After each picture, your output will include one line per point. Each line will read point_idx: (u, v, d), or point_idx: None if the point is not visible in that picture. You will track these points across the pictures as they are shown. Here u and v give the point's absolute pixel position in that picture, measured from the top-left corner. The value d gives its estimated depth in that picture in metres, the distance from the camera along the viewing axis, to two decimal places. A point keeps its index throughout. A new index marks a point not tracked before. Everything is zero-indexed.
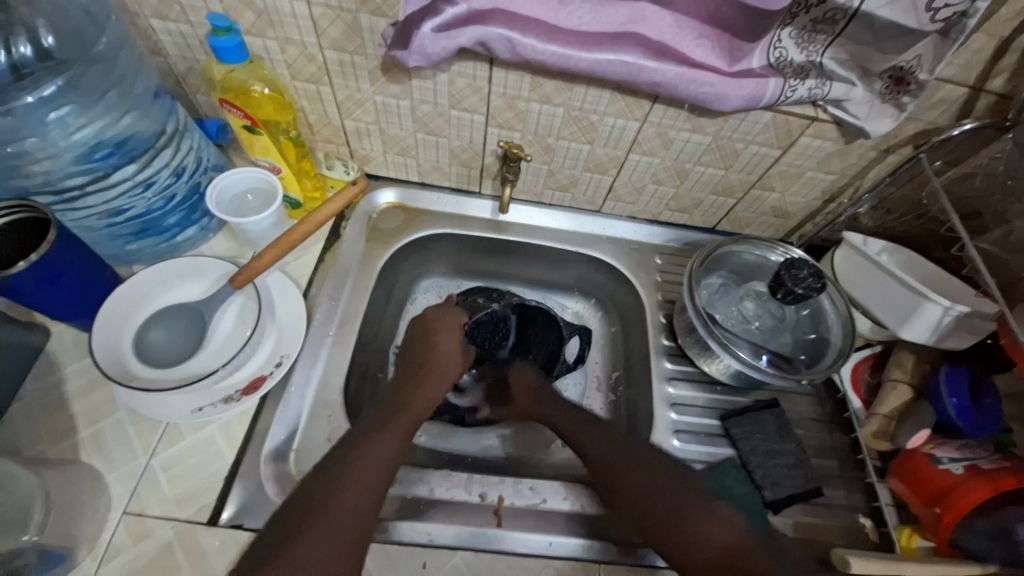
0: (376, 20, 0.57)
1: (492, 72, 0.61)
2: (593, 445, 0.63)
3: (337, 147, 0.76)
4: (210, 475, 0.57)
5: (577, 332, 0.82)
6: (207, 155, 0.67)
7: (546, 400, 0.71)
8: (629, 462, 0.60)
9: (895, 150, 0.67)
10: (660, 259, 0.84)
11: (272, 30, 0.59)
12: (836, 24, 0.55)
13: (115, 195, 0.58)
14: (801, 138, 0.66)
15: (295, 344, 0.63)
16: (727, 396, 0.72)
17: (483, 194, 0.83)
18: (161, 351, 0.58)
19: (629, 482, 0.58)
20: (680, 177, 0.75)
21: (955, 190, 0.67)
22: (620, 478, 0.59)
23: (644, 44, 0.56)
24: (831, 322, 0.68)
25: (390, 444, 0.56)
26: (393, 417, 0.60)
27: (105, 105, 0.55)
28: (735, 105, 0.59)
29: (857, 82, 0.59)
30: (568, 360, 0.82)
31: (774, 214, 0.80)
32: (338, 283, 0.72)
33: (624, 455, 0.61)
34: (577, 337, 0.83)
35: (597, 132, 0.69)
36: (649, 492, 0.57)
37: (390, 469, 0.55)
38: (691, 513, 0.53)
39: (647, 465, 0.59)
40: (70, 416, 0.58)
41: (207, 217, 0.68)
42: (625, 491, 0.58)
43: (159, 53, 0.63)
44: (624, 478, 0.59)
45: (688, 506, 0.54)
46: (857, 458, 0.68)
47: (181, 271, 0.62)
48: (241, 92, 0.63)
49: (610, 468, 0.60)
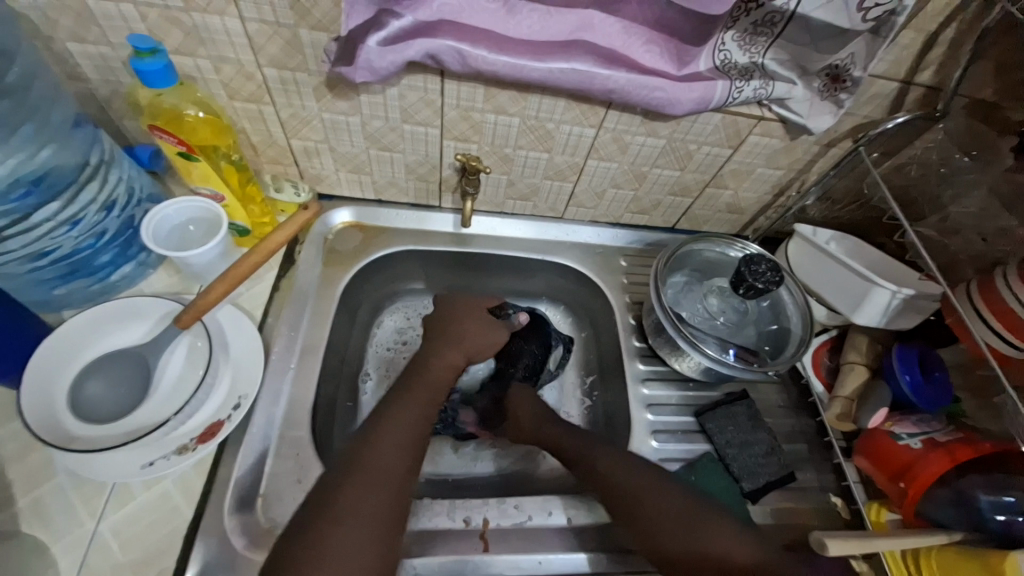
0: (318, 35, 0.54)
1: (443, 84, 0.60)
2: (600, 464, 0.61)
3: (284, 168, 0.72)
4: (169, 534, 0.52)
5: (563, 341, 0.81)
6: (140, 185, 0.62)
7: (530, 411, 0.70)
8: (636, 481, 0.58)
9: (836, 144, 0.70)
10: (625, 261, 0.85)
11: (204, 49, 0.55)
12: (775, 27, 0.58)
13: (37, 236, 0.53)
14: (749, 137, 0.68)
15: (253, 382, 0.58)
16: (699, 392, 0.74)
17: (444, 207, 0.81)
18: (100, 404, 0.53)
19: (642, 499, 0.57)
20: (638, 180, 0.76)
21: (893, 179, 0.71)
22: (635, 498, 0.57)
23: (595, 52, 0.56)
24: (790, 312, 0.70)
25: (405, 424, 0.57)
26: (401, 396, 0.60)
27: (19, 138, 0.50)
28: (687, 108, 0.60)
29: (797, 81, 0.62)
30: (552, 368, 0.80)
31: (729, 210, 0.82)
32: (296, 312, 0.68)
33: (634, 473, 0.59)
34: (562, 345, 0.82)
35: (555, 140, 0.68)
36: (663, 505, 0.56)
37: (405, 465, 0.54)
38: (708, 534, 0.53)
39: (652, 483, 0.58)
40: (2, 485, 0.52)
41: (145, 252, 0.63)
42: (641, 509, 0.56)
43: (79, 79, 0.58)
44: (639, 497, 0.57)
45: (708, 529, 0.53)
46: (824, 440, 0.70)
47: (120, 314, 0.57)
48: (173, 118, 0.58)
49: (619, 484, 0.58)
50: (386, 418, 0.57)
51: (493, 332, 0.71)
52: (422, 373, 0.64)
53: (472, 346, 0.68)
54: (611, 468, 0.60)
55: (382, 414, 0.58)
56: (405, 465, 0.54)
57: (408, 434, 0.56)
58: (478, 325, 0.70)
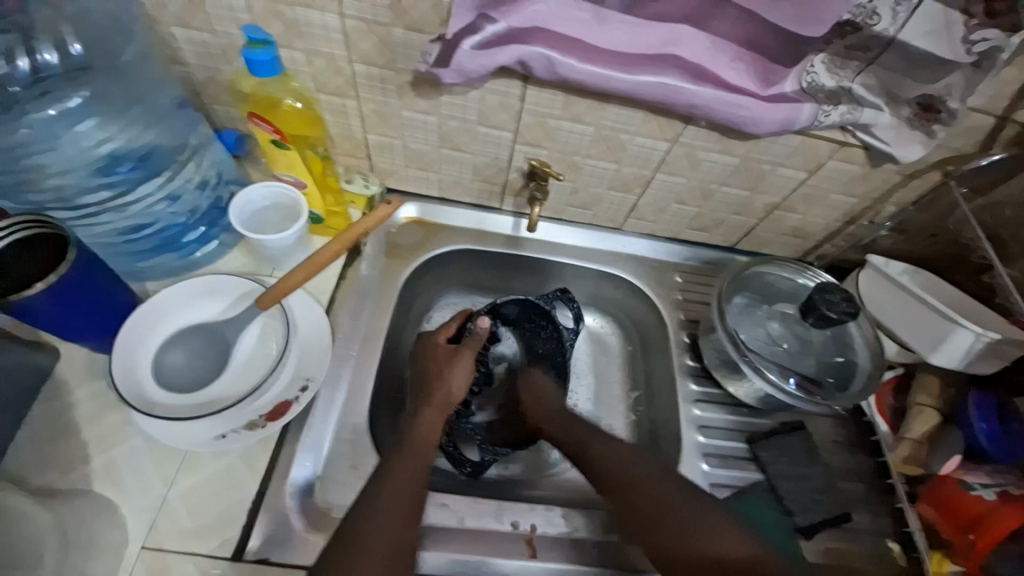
0: (411, 35, 0.56)
1: (525, 90, 0.61)
2: (602, 460, 0.60)
3: (356, 161, 0.74)
4: (232, 505, 0.54)
5: (560, 299, 0.76)
6: (227, 169, 0.65)
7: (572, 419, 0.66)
8: (633, 476, 0.57)
9: (919, 175, 0.67)
10: (680, 277, 0.84)
11: (300, 41, 0.57)
12: (870, 51, 0.56)
13: (135, 210, 0.57)
14: (828, 161, 0.67)
15: (319, 367, 0.60)
16: (752, 418, 0.72)
17: (503, 209, 0.81)
18: (179, 373, 0.57)
19: (635, 495, 0.56)
20: (703, 197, 0.75)
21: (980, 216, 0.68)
22: (629, 495, 0.56)
23: (683, 67, 0.55)
24: (858, 346, 0.68)
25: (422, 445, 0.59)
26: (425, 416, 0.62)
27: (131, 118, 0.54)
28: (770, 128, 0.59)
29: (885, 108, 0.60)
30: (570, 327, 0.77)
31: (793, 234, 0.80)
32: (358, 301, 0.70)
33: (634, 474, 0.58)
34: (562, 303, 0.76)
35: (625, 152, 0.68)
36: (661, 505, 0.55)
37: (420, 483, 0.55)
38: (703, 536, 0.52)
39: (647, 476, 0.57)
40: (82, 443, 0.55)
41: (225, 232, 0.65)
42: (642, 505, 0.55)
43: (178, 63, 0.59)
44: (639, 504, 0.56)
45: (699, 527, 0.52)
46: (886, 482, 0.68)
47: (200, 290, 0.59)
48: (269, 105, 0.61)
49: (622, 486, 0.57)
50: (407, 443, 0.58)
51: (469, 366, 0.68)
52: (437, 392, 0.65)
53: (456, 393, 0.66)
54: (621, 472, 0.58)
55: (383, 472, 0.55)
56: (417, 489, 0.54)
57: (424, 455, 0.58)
58: (458, 373, 0.67)
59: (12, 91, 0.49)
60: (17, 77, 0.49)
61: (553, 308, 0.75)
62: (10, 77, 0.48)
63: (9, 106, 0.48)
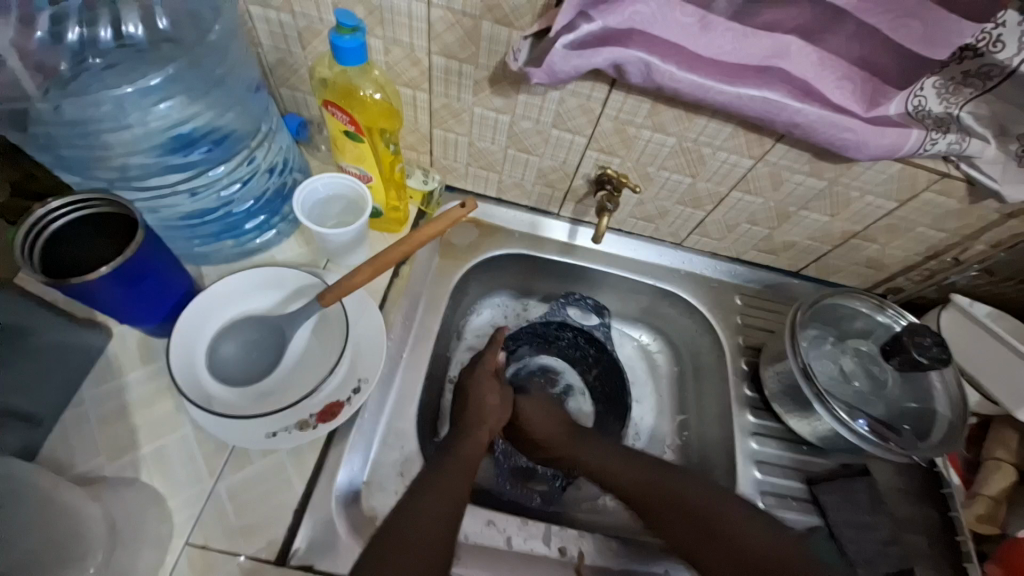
0: (499, 29, 0.53)
1: (610, 94, 0.57)
2: (611, 460, 0.65)
3: (418, 155, 0.71)
4: (278, 506, 0.52)
5: (571, 302, 0.83)
6: (293, 156, 0.64)
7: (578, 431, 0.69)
8: (665, 473, 0.62)
9: (1018, 215, 0.63)
10: (741, 300, 0.80)
11: (381, 29, 0.55)
12: (988, 81, 0.51)
13: (201, 193, 0.56)
14: (923, 192, 0.62)
15: (374, 367, 0.57)
16: (812, 457, 0.69)
17: (561, 215, 0.78)
18: (233, 365, 0.55)
19: (670, 496, 0.60)
20: (779, 220, 0.71)
21: None
22: (661, 494, 0.60)
23: (788, 82, 0.51)
24: (937, 394, 0.64)
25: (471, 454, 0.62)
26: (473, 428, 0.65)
27: (211, 100, 0.53)
28: (873, 153, 0.54)
29: (992, 141, 0.55)
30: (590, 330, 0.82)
31: (867, 264, 0.76)
32: (411, 302, 0.68)
33: (663, 474, 0.62)
34: (577, 306, 0.83)
35: (705, 166, 0.64)
36: (705, 508, 0.58)
37: (463, 489, 0.57)
38: (741, 530, 0.56)
39: (676, 477, 0.61)
40: (130, 429, 0.54)
41: (283, 220, 0.64)
42: (675, 514, 0.58)
43: (253, 43, 0.58)
44: (677, 507, 0.59)
45: (733, 525, 0.56)
46: (955, 540, 0.64)
47: (260, 282, 0.58)
48: (347, 94, 0.57)
49: (653, 490, 0.61)
50: (459, 451, 0.62)
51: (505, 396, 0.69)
52: (477, 409, 0.67)
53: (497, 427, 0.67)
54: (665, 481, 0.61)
55: (410, 506, 0.53)
56: (459, 500, 0.56)
57: (468, 462, 0.61)
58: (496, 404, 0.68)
59: (89, 59, 0.49)
60: (101, 43, 0.50)
61: (563, 314, 0.83)
62: (94, 42, 0.49)
63: (82, 74, 0.48)
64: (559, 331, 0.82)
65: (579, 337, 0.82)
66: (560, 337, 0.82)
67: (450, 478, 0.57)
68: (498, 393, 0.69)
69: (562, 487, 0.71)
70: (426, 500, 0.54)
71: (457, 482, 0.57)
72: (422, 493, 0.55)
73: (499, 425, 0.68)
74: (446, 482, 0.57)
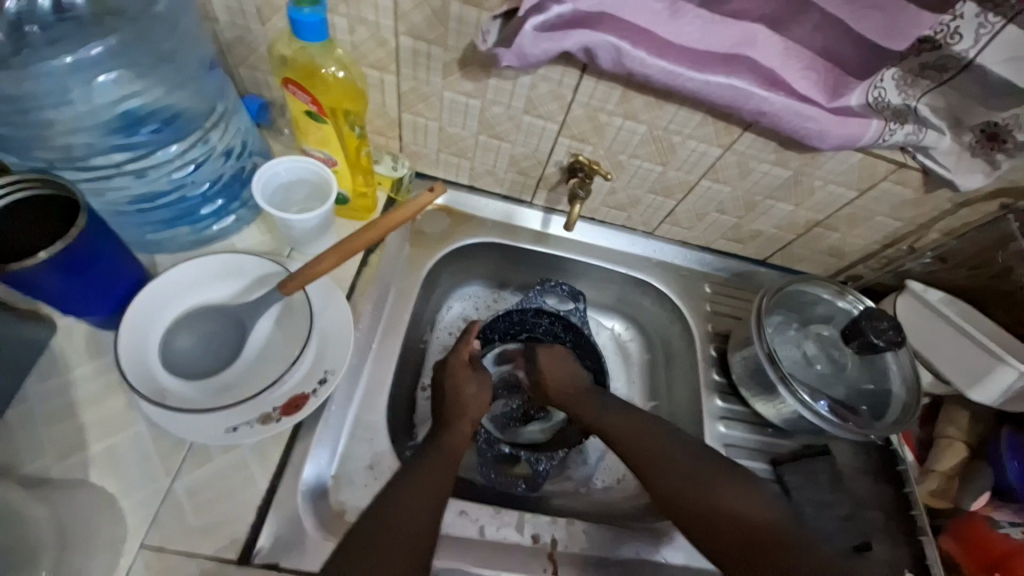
0: (467, 10, 0.52)
1: (581, 80, 0.57)
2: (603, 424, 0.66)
3: (387, 140, 0.69)
4: (241, 505, 0.50)
5: (545, 288, 0.78)
6: (252, 140, 0.62)
7: (607, 400, 0.68)
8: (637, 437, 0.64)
9: (969, 204, 0.66)
10: (710, 288, 0.81)
11: (345, 6, 0.53)
12: (944, 73, 0.53)
13: (153, 175, 0.53)
14: (882, 182, 0.64)
15: (341, 358, 0.55)
16: (777, 439, 0.72)
17: (535, 203, 0.78)
18: (190, 358, 0.53)
19: (663, 461, 0.60)
20: (746, 208, 0.72)
21: None
22: (652, 455, 0.61)
23: (756, 70, 0.51)
24: (893, 375, 0.67)
25: (448, 446, 0.61)
26: (454, 417, 0.65)
27: (159, 76, 0.50)
28: (835, 143, 0.55)
29: (947, 132, 0.57)
30: (565, 316, 0.78)
31: (829, 253, 0.78)
32: (381, 291, 0.67)
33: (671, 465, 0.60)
34: (554, 291, 0.79)
35: (675, 155, 0.65)
36: (693, 479, 0.58)
37: (445, 484, 0.56)
38: (721, 494, 0.57)
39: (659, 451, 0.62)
40: (78, 428, 0.51)
41: (245, 206, 0.62)
42: (661, 473, 0.59)
43: (208, 18, 0.55)
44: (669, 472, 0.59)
45: (718, 489, 0.57)
46: (909, 514, 0.67)
47: (219, 270, 0.56)
48: (309, 73, 0.55)
49: (649, 463, 0.61)
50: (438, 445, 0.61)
51: (484, 387, 0.69)
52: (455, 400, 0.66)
53: (477, 416, 0.67)
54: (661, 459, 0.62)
55: (386, 500, 0.53)
56: (439, 494, 0.55)
57: (451, 457, 0.60)
58: (476, 391, 0.68)
59: (28, 31, 0.45)
60: (39, 13, 0.46)
61: (539, 302, 0.78)
62: (32, 13, 0.45)
63: (24, 49, 0.44)
64: (535, 318, 0.79)
65: (557, 323, 0.79)
66: (535, 323, 0.79)
67: (431, 469, 0.57)
68: (475, 382, 0.69)
69: (543, 472, 0.69)
70: (401, 496, 0.53)
71: (436, 476, 0.56)
72: (397, 487, 0.54)
73: (480, 416, 0.67)
74: (423, 473, 0.56)
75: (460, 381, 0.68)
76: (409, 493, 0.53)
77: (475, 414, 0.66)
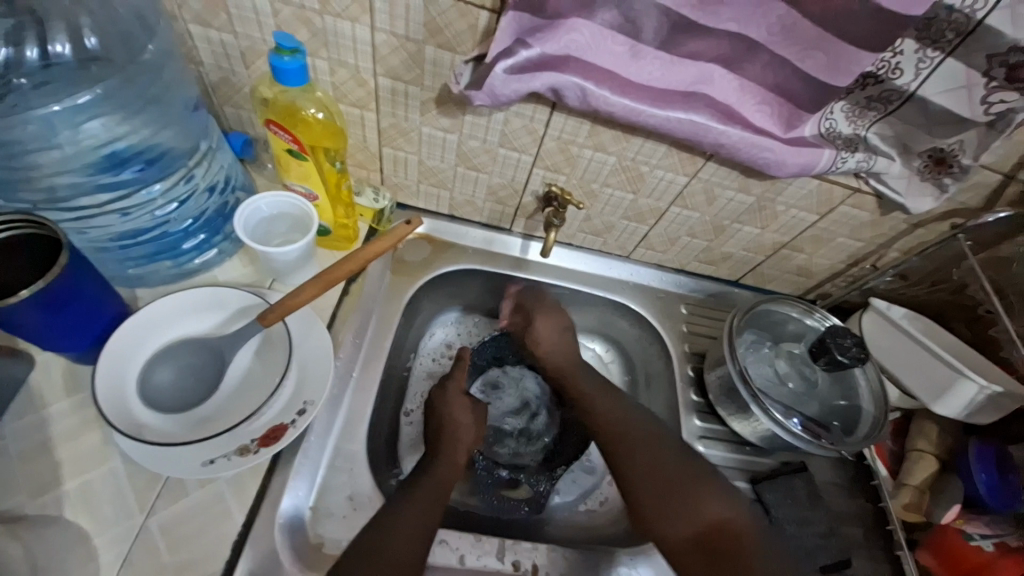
0: (442, 53, 0.55)
1: (551, 116, 0.60)
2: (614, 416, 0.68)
3: (368, 173, 0.72)
4: (216, 540, 0.50)
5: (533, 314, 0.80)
6: (236, 175, 0.64)
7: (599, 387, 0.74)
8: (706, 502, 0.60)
9: (925, 225, 0.70)
10: (686, 308, 0.84)
11: (325, 50, 0.56)
12: (890, 104, 0.57)
13: (136, 213, 0.55)
14: (840, 206, 0.68)
15: (320, 389, 0.56)
16: (755, 457, 0.73)
17: (513, 231, 0.80)
18: (168, 393, 0.53)
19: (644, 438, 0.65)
20: (715, 232, 0.75)
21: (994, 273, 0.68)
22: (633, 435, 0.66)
23: (712, 107, 0.55)
24: (861, 391, 0.69)
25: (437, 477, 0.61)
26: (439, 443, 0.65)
27: (145, 118, 0.52)
28: (790, 172, 0.59)
29: (896, 158, 0.61)
30: None
31: (798, 272, 0.81)
32: (362, 318, 0.68)
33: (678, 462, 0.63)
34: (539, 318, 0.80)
35: (645, 183, 0.68)
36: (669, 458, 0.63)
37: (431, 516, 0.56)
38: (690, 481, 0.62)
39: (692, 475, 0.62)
40: (53, 464, 0.50)
41: (227, 239, 0.63)
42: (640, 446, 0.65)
43: (193, 61, 0.58)
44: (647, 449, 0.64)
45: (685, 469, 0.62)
46: (885, 529, 0.69)
47: (200, 303, 0.57)
48: (290, 113, 0.57)
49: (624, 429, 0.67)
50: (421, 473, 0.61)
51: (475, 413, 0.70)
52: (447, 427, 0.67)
53: (471, 444, 0.68)
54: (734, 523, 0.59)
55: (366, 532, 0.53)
56: (426, 523, 0.55)
57: (438, 489, 0.60)
58: (465, 412, 0.69)
59: (15, 81, 0.47)
60: (27, 63, 0.47)
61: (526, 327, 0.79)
62: (20, 62, 0.47)
63: (9, 94, 0.46)
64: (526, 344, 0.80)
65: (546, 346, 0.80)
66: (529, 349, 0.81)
67: (421, 498, 0.57)
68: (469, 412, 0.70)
69: (544, 493, 0.72)
70: (373, 531, 0.53)
71: (427, 504, 0.57)
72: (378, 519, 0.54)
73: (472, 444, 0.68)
74: (418, 504, 0.57)
75: (451, 406, 0.69)
76: (396, 524, 0.54)
77: (463, 438, 0.67)
